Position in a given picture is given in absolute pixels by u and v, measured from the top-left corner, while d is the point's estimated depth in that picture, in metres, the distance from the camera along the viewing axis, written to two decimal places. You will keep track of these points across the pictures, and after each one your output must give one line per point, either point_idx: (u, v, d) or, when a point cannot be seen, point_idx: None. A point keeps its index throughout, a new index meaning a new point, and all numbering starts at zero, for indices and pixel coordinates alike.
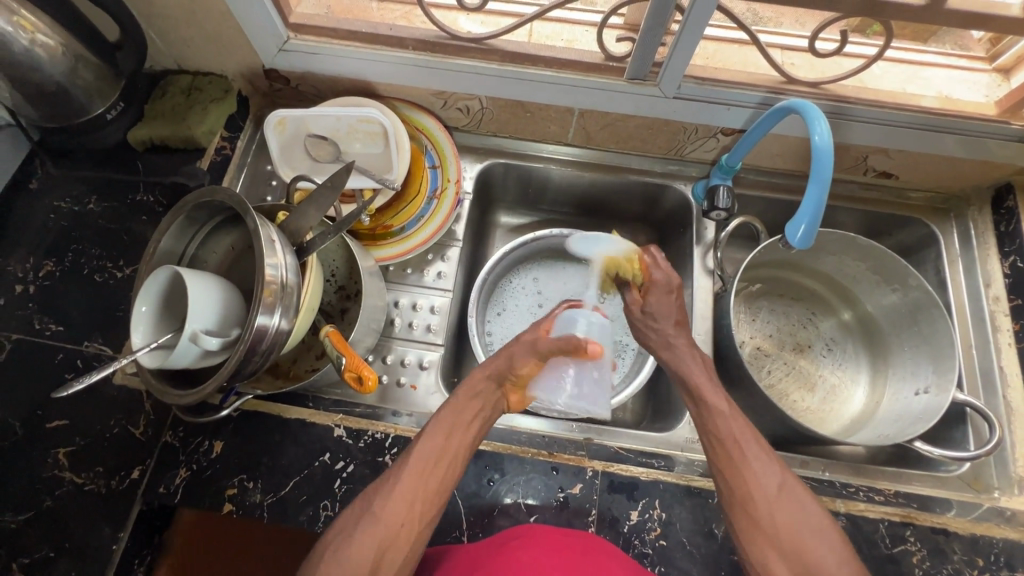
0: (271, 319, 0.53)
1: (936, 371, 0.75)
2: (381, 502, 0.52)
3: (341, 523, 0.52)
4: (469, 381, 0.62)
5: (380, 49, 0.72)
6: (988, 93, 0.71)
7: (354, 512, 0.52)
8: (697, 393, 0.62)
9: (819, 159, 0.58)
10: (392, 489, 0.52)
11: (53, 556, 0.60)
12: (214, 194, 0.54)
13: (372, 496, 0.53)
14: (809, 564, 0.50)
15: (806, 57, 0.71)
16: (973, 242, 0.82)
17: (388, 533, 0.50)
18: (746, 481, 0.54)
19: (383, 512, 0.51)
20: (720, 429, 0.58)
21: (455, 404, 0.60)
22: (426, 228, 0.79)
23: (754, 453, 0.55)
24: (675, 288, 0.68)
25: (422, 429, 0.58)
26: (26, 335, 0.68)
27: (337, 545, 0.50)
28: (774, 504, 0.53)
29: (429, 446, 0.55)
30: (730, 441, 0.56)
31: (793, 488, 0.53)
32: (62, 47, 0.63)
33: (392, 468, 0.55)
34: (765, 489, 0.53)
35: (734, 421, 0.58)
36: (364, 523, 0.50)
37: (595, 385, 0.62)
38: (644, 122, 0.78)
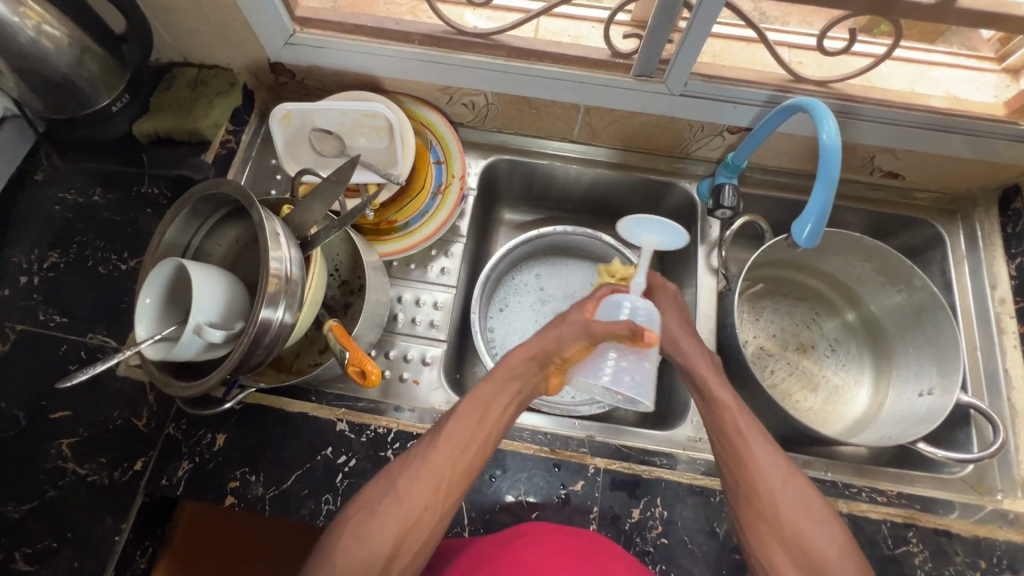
0: (274, 312, 0.53)
1: (941, 373, 0.75)
2: (407, 482, 0.51)
3: (362, 500, 0.52)
4: (507, 360, 0.61)
5: (385, 43, 0.72)
6: (996, 93, 0.70)
7: (375, 489, 0.52)
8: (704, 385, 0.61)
9: (827, 158, 0.58)
10: (418, 469, 0.52)
11: (57, 546, 0.60)
12: (219, 187, 0.54)
13: (396, 474, 0.53)
14: (809, 553, 0.50)
15: (814, 56, 0.70)
16: (979, 243, 0.82)
17: (412, 515, 0.50)
18: (752, 471, 0.54)
19: (408, 493, 0.51)
20: (725, 417, 0.58)
21: (492, 384, 0.59)
22: (430, 224, 0.79)
23: (758, 443, 0.55)
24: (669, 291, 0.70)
25: (453, 407, 0.57)
26: (30, 326, 0.68)
27: (358, 521, 0.50)
28: (777, 495, 0.53)
29: (462, 426, 0.55)
30: (731, 430, 0.57)
31: (797, 479, 0.54)
32: (68, 38, 0.63)
33: (420, 446, 0.54)
34: (770, 479, 0.53)
35: (740, 412, 0.58)
36: (387, 502, 0.50)
37: (634, 377, 0.60)
38: (650, 120, 0.78)
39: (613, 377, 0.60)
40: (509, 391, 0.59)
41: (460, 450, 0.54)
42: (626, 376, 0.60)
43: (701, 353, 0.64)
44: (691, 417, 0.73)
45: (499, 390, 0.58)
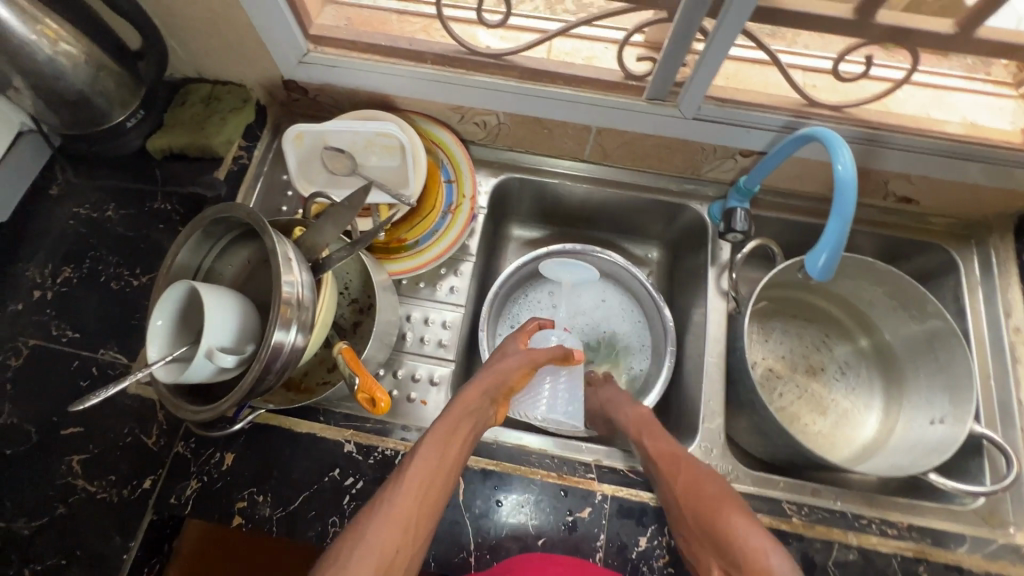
0: (286, 335, 0.53)
1: (953, 402, 0.74)
2: (378, 520, 0.50)
3: (332, 551, 0.48)
4: (463, 396, 0.63)
5: (398, 63, 0.72)
6: (1013, 120, 0.70)
7: (345, 538, 0.48)
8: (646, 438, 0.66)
9: (841, 189, 0.57)
10: (390, 509, 0.50)
11: (65, 563, 0.61)
12: (232, 210, 0.54)
13: (366, 517, 0.50)
14: (708, 524, 0.55)
15: (828, 80, 0.70)
16: (994, 270, 0.81)
17: (388, 556, 0.47)
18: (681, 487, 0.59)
19: (381, 533, 0.48)
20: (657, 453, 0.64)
21: (452, 419, 0.60)
22: (440, 243, 0.79)
23: (684, 467, 0.61)
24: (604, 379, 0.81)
25: (414, 446, 0.57)
26: (43, 341, 0.69)
27: (332, 570, 0.45)
28: (674, 478, 0.60)
29: (427, 462, 0.55)
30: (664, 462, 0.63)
31: (715, 488, 0.58)
32: (84, 56, 0.64)
33: (387, 488, 0.53)
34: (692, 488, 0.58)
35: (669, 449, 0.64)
36: (361, 545, 0.47)
37: (567, 392, 0.78)
38: (662, 142, 0.78)
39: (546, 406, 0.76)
40: (466, 428, 0.61)
41: (428, 487, 0.54)
42: (558, 401, 0.76)
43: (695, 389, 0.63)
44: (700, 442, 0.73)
45: (458, 427, 0.59)
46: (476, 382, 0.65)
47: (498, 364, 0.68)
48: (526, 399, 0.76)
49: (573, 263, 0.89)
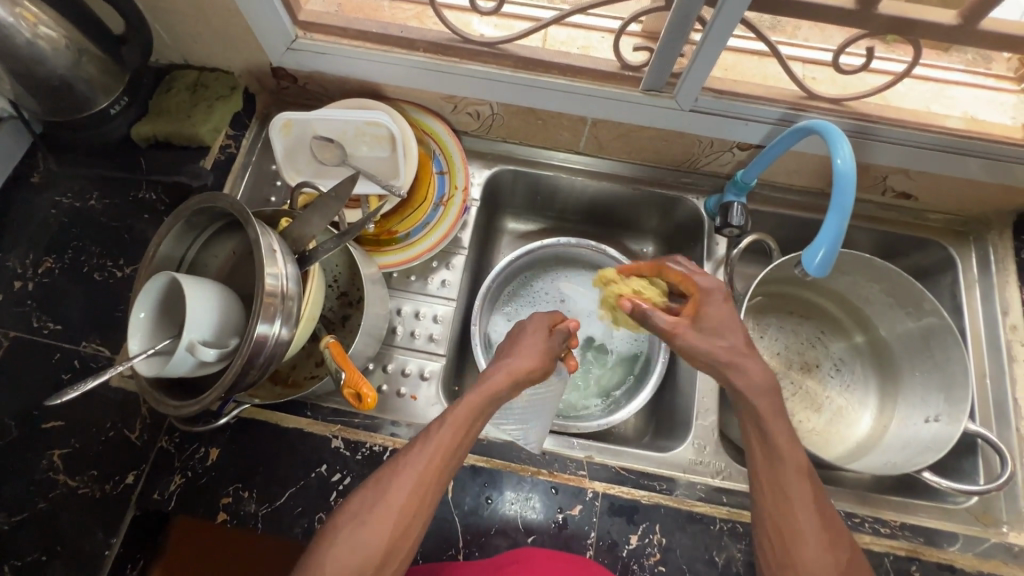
0: (271, 328, 0.52)
1: (948, 400, 0.73)
2: (393, 486, 0.50)
3: (351, 508, 0.50)
4: (489, 376, 0.58)
5: (390, 51, 0.70)
6: (1015, 115, 0.68)
7: (363, 498, 0.50)
8: (777, 447, 0.55)
9: (841, 183, 0.56)
10: (406, 479, 0.50)
11: (46, 559, 0.59)
12: (214, 201, 0.53)
13: (385, 479, 0.50)
14: None
15: (829, 72, 0.68)
16: (992, 267, 0.80)
17: (400, 527, 0.48)
18: (802, 543, 0.51)
19: (395, 503, 0.49)
20: (783, 480, 0.54)
21: (479, 394, 0.56)
22: (432, 235, 0.78)
23: (815, 513, 0.52)
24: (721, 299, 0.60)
25: (442, 411, 0.54)
26: (25, 333, 0.67)
27: (347, 531, 0.48)
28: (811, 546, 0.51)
29: (450, 435, 0.52)
30: (793, 499, 0.53)
31: (847, 549, 0.52)
32: (65, 39, 0.62)
33: (409, 450, 0.52)
34: (818, 549, 0.51)
35: (798, 473, 0.54)
36: (377, 512, 0.48)
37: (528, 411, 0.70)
38: (658, 134, 0.76)
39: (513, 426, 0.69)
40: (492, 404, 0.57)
41: (449, 458, 0.52)
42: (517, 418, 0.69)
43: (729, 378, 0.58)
44: (691, 439, 0.72)
45: (484, 402, 0.56)
46: (504, 366, 0.60)
47: (522, 350, 0.62)
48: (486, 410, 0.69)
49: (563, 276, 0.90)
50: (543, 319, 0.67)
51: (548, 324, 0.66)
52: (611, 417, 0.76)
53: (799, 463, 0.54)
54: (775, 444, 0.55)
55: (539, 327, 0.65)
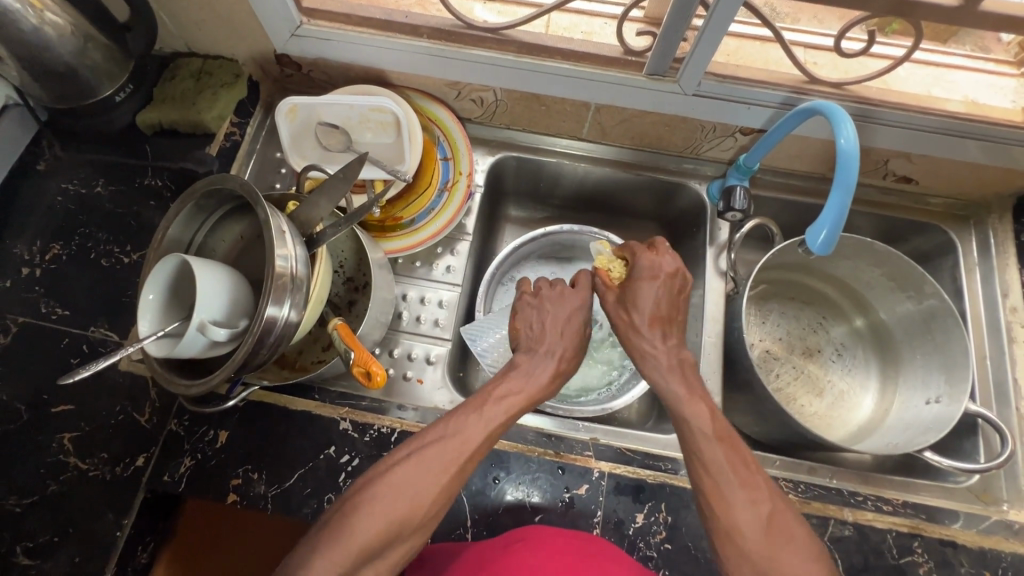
0: (280, 309, 0.52)
1: (948, 381, 0.74)
2: (435, 460, 0.52)
3: (388, 475, 0.51)
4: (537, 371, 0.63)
5: (394, 37, 0.70)
6: (1014, 98, 0.69)
7: (403, 468, 0.51)
8: (683, 414, 0.56)
9: (844, 163, 0.57)
10: (449, 456, 0.52)
11: (58, 541, 0.60)
12: (224, 182, 0.53)
13: (428, 453, 0.52)
14: None
15: (830, 57, 0.69)
16: (992, 251, 0.81)
17: (438, 501, 0.51)
18: (734, 515, 0.49)
19: (438, 477, 0.51)
20: (706, 456, 0.52)
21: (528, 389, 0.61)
22: (436, 221, 0.78)
23: (743, 481, 0.50)
24: (662, 275, 0.65)
25: (490, 399, 0.58)
26: (33, 319, 0.68)
27: (387, 497, 0.49)
28: (735, 505, 0.49)
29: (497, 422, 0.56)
30: (718, 472, 0.51)
31: (783, 518, 0.49)
32: (71, 26, 0.62)
33: (452, 428, 0.55)
34: (754, 519, 0.48)
35: (721, 446, 0.53)
36: (420, 483, 0.50)
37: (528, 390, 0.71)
38: (660, 119, 0.77)
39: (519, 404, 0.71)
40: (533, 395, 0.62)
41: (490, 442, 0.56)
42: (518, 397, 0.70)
43: (675, 361, 0.61)
44: None
45: (536, 395, 0.61)
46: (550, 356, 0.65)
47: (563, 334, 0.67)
48: None
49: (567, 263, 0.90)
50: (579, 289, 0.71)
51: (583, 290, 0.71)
52: (616, 400, 0.76)
53: (721, 435, 0.53)
54: (692, 421, 0.55)
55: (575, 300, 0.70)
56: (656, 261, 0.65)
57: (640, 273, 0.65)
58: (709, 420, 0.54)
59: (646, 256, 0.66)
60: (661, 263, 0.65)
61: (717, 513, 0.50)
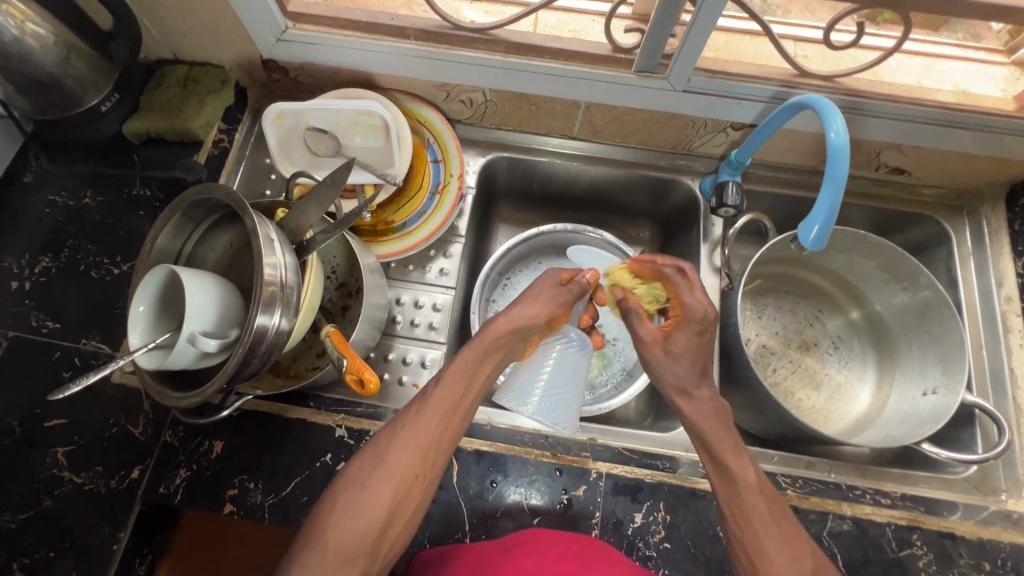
0: (270, 319, 0.51)
1: (945, 371, 0.74)
2: (391, 449, 0.51)
3: (350, 474, 0.51)
4: (490, 328, 0.60)
5: (381, 39, 0.70)
6: (1006, 87, 0.69)
7: (363, 463, 0.51)
8: (720, 453, 0.56)
9: (835, 157, 0.57)
10: (404, 441, 0.52)
11: (54, 556, 0.60)
12: (210, 191, 0.53)
13: (384, 442, 0.52)
14: None
15: (819, 49, 0.68)
16: (986, 240, 0.81)
17: (400, 486, 0.50)
18: (777, 570, 0.50)
19: (394, 466, 0.50)
20: (747, 506, 0.53)
21: (475, 350, 0.59)
22: (428, 225, 0.78)
23: (785, 534, 0.52)
24: (697, 329, 0.60)
25: (438, 371, 0.57)
26: (23, 333, 0.67)
27: (350, 496, 0.49)
28: (779, 561, 0.51)
29: (448, 393, 0.55)
30: (759, 522, 0.53)
31: (823, 570, 0.51)
32: (53, 36, 0.62)
33: (409, 412, 0.54)
34: (797, 572, 0.50)
35: (763, 498, 0.54)
36: (377, 476, 0.50)
37: (561, 389, 0.61)
38: (652, 116, 0.76)
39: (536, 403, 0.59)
40: (491, 358, 0.59)
41: (447, 416, 0.54)
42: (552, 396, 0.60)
43: (714, 413, 0.59)
44: None
45: (486, 348, 0.59)
46: (507, 315, 0.61)
47: (528, 299, 0.63)
48: (517, 386, 0.61)
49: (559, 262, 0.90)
50: (554, 274, 0.66)
51: (561, 278, 0.65)
52: (612, 400, 0.76)
53: (762, 485, 0.54)
54: (735, 471, 0.55)
55: (547, 281, 0.65)
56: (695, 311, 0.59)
57: (685, 324, 0.60)
58: (752, 472, 0.55)
59: (690, 302, 0.60)
60: (706, 312, 0.59)
61: (758, 563, 0.51)
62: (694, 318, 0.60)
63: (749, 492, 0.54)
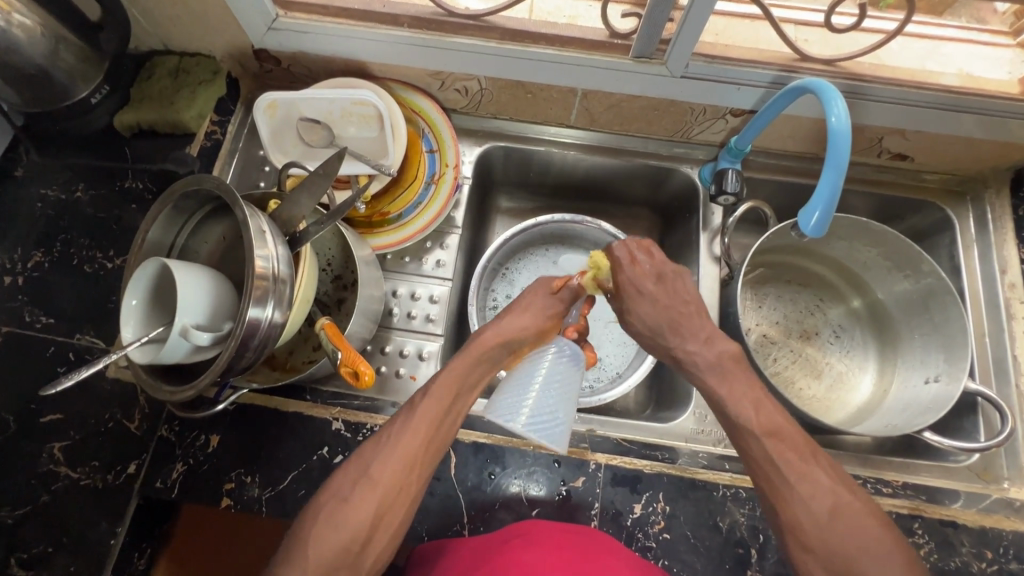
0: (263, 311, 0.51)
1: (947, 360, 0.73)
2: (376, 463, 0.50)
3: (336, 482, 0.50)
4: (478, 339, 0.59)
5: (374, 27, 0.69)
6: (1011, 70, 0.67)
7: (348, 472, 0.51)
8: (723, 401, 0.55)
9: (836, 142, 0.55)
10: (390, 455, 0.50)
11: (52, 550, 0.60)
12: (201, 182, 0.52)
13: (369, 454, 0.51)
14: None
15: (821, 33, 0.67)
16: (990, 226, 0.80)
17: (385, 500, 0.49)
18: (795, 512, 0.49)
19: (379, 480, 0.49)
20: (757, 452, 0.52)
21: (461, 364, 0.57)
22: (424, 215, 0.77)
23: (799, 473, 0.50)
24: (650, 289, 0.59)
25: (426, 382, 0.55)
26: (17, 328, 0.67)
27: (332, 506, 0.49)
28: (795, 502, 0.49)
29: (433, 406, 0.53)
30: (771, 465, 0.51)
31: (848, 507, 0.48)
32: (40, 27, 0.62)
33: (394, 425, 0.53)
34: (816, 513, 0.48)
35: (772, 441, 0.51)
36: (361, 486, 0.49)
37: (553, 403, 0.53)
38: (650, 103, 0.75)
39: (528, 418, 0.51)
40: (481, 369, 0.58)
41: (432, 432, 0.53)
42: (540, 411, 0.52)
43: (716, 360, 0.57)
44: (693, 408, 0.71)
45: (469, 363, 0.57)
46: (495, 326, 0.59)
47: (514, 309, 0.61)
48: (503, 400, 0.53)
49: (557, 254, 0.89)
50: (545, 282, 0.63)
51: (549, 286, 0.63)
52: (611, 390, 0.75)
53: (771, 429, 0.52)
54: (739, 417, 0.53)
55: (536, 290, 0.62)
56: (636, 278, 0.59)
57: (634, 294, 0.60)
58: (753, 417, 0.52)
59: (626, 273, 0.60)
60: (642, 273, 0.59)
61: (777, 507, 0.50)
62: (643, 280, 0.59)
63: (757, 437, 0.52)
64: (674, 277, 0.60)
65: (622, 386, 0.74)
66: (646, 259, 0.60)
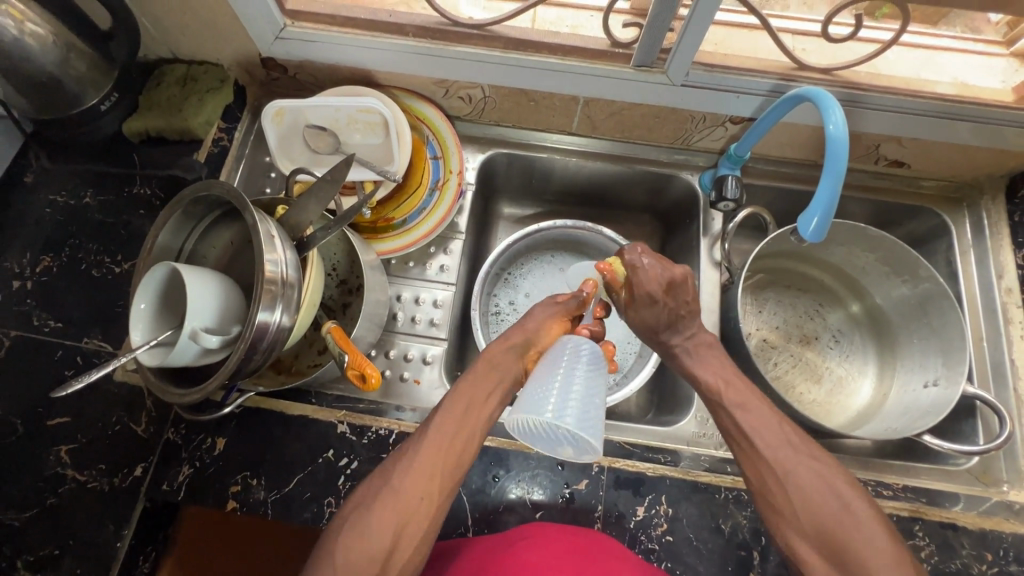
0: (271, 314, 0.51)
1: (946, 364, 0.74)
2: (396, 476, 0.50)
3: (358, 498, 0.50)
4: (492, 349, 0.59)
5: (379, 36, 0.70)
6: (1004, 79, 0.69)
7: (369, 487, 0.50)
8: (707, 390, 0.59)
9: (834, 149, 0.57)
10: (408, 467, 0.50)
11: (59, 553, 0.60)
12: (210, 188, 0.53)
13: (389, 469, 0.51)
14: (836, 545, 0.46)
15: (819, 42, 0.67)
16: (986, 232, 0.81)
17: (406, 511, 0.48)
18: (760, 475, 0.52)
19: (400, 493, 0.48)
20: (732, 424, 0.55)
21: (477, 374, 0.57)
22: (428, 221, 0.78)
23: (766, 440, 0.52)
24: (659, 295, 0.61)
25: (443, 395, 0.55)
26: (24, 331, 0.67)
27: (354, 520, 0.48)
28: (760, 465, 0.52)
29: (450, 417, 0.53)
30: (742, 436, 0.54)
31: (809, 466, 0.50)
32: (52, 36, 0.62)
33: (412, 440, 0.52)
34: (778, 474, 0.50)
35: (741, 411, 0.55)
36: (380, 500, 0.48)
37: (583, 397, 0.47)
38: (651, 111, 0.76)
39: (557, 410, 0.45)
40: (499, 379, 0.57)
41: (450, 443, 0.52)
42: (570, 404, 0.45)
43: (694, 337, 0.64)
44: (694, 412, 0.72)
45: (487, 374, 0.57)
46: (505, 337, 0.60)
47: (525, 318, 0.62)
48: (527, 398, 0.47)
49: (558, 258, 0.90)
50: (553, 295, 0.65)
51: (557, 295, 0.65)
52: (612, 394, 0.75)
53: (739, 402, 0.56)
54: (714, 393, 0.58)
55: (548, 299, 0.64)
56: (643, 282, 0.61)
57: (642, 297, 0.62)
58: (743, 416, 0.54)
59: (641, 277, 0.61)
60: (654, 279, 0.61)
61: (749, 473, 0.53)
62: (653, 285, 0.61)
63: (728, 412, 0.56)
64: (683, 282, 0.62)
65: (624, 389, 0.75)
66: (655, 264, 0.61)
